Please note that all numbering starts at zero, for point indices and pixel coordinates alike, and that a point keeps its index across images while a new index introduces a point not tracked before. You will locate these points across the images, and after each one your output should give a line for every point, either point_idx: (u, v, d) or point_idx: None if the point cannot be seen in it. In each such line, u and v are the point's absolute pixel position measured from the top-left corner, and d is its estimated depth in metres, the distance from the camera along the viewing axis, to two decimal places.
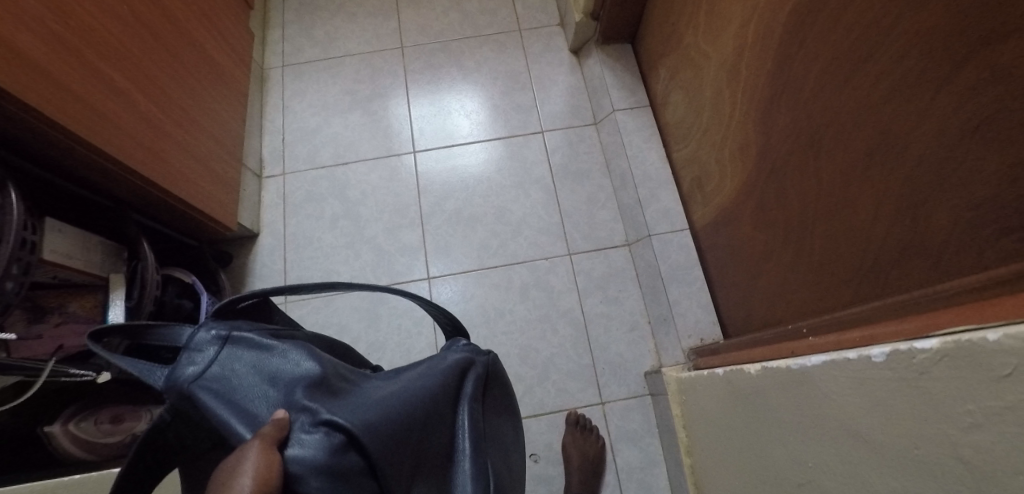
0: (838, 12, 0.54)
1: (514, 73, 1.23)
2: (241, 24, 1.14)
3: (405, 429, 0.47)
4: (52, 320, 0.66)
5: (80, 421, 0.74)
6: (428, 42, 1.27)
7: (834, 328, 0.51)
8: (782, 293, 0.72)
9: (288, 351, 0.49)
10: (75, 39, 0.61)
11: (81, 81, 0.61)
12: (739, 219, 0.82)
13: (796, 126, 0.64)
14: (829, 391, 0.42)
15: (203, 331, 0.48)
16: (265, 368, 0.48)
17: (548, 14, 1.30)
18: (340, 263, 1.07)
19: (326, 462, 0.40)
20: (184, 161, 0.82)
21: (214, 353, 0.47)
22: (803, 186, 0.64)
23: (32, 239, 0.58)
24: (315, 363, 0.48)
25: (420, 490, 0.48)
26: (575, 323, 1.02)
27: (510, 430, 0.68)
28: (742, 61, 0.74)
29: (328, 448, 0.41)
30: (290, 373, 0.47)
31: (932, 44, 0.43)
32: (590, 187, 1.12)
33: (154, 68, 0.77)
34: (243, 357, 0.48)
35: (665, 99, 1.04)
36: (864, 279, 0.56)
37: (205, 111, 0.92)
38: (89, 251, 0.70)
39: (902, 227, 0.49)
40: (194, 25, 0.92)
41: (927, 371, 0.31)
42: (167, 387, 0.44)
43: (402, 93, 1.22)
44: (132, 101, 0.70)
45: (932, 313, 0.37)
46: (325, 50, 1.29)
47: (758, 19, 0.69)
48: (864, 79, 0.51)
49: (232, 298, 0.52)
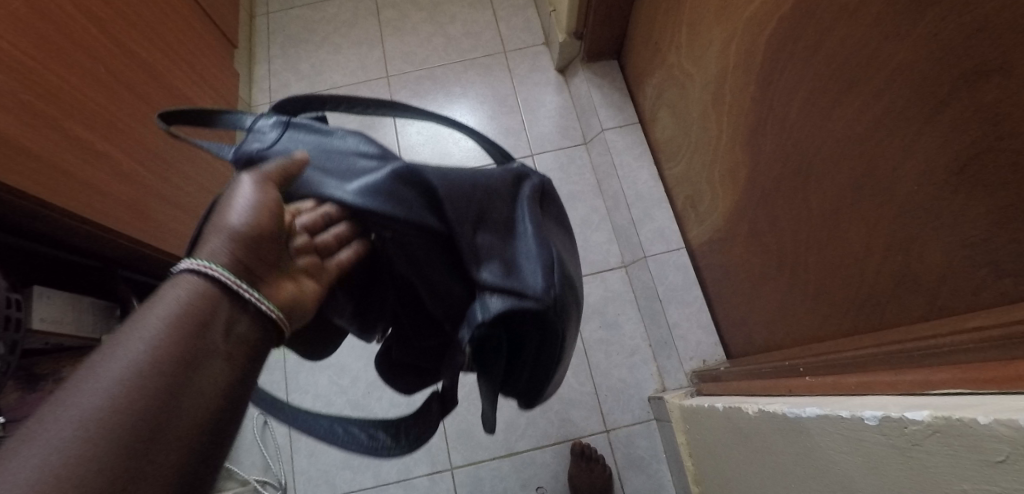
0: (818, 39, 0.52)
1: (501, 96, 1.22)
2: (224, 65, 1.15)
3: (460, 185, 0.44)
4: (46, 387, 0.68)
5: None
6: (413, 70, 1.27)
7: (832, 371, 0.50)
8: (779, 319, 0.72)
9: (343, 135, 0.47)
10: (44, 105, 0.62)
11: (56, 149, 0.62)
12: (732, 241, 0.81)
13: (784, 151, 0.62)
14: (824, 446, 0.42)
15: (265, 118, 0.50)
16: (322, 148, 0.47)
17: (532, 33, 1.29)
18: None
19: (384, 191, 0.41)
20: (166, 212, 0.83)
21: (276, 136, 0.49)
22: (794, 210, 0.63)
23: (17, 315, 0.58)
24: (368, 144, 0.46)
25: (484, 243, 0.44)
26: (575, 350, 1.02)
27: (569, 250, 0.59)
28: (725, 84, 0.74)
29: (374, 182, 0.42)
30: (344, 151, 0.46)
31: (910, 82, 0.42)
32: (583, 209, 1.11)
33: (129, 121, 0.78)
34: (301, 139, 0.48)
35: (653, 116, 1.03)
36: (862, 313, 0.55)
37: (188, 157, 0.93)
38: (78, 314, 0.71)
39: (896, 263, 0.49)
40: (172, 75, 0.93)
41: (919, 443, 0.31)
42: (236, 157, 0.48)
43: (391, 123, 1.22)
44: (108, 158, 0.71)
45: (926, 370, 0.37)
46: (311, 83, 1.28)
47: (737, 43, 0.69)
48: (849, 106, 0.50)
49: (287, 99, 0.53)
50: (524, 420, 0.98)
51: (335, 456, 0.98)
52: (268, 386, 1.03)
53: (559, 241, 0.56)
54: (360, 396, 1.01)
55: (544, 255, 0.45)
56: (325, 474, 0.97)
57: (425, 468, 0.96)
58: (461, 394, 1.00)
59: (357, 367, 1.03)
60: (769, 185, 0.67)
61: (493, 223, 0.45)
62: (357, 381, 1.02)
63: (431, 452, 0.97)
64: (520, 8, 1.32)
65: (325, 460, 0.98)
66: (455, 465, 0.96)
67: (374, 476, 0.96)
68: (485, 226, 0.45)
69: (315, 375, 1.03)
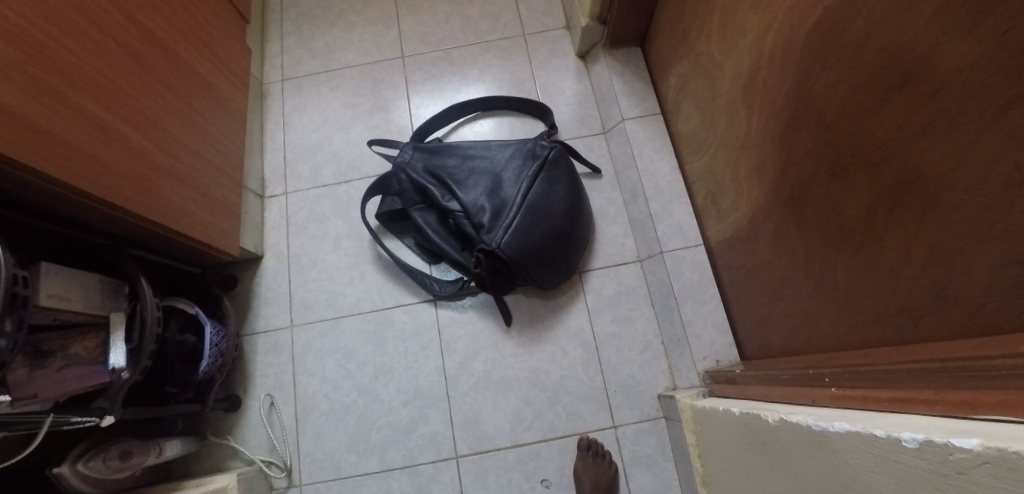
0: (866, 33, 0.49)
1: (518, 81, 1.19)
2: (236, 40, 1.12)
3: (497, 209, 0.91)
4: (54, 364, 0.68)
5: (88, 461, 0.75)
6: (430, 51, 1.24)
7: (860, 383, 0.49)
8: (801, 323, 0.70)
9: (450, 171, 0.96)
10: (52, 78, 0.60)
11: (63, 123, 0.61)
12: (755, 241, 0.79)
13: (820, 151, 0.60)
14: (853, 464, 0.40)
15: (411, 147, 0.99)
16: (438, 173, 0.96)
17: (553, 17, 1.25)
18: (344, 284, 1.07)
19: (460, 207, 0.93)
20: (176, 191, 0.82)
21: (415, 157, 0.98)
22: (825, 213, 0.61)
23: (23, 293, 0.58)
24: (456, 183, 0.94)
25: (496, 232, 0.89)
26: (585, 343, 1.00)
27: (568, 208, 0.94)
28: (759, 75, 0.71)
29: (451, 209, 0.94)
30: (447, 180, 0.95)
31: (970, 81, 0.39)
32: (598, 201, 1.09)
33: (139, 96, 0.76)
34: (428, 161, 0.97)
35: (676, 107, 1.00)
36: (894, 322, 0.53)
37: (198, 135, 0.91)
38: (86, 291, 0.73)
39: (936, 275, 0.46)
40: (184, 49, 0.91)
41: (964, 472, 0.28)
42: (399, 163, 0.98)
43: (405, 104, 1.19)
44: (118, 135, 0.70)
45: (968, 392, 0.35)
46: (325, 62, 1.26)
47: (776, 32, 0.65)
48: (897, 108, 0.47)
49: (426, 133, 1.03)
50: (531, 412, 0.97)
51: (341, 439, 0.98)
52: (275, 368, 1.03)
53: (556, 209, 0.93)
54: (366, 382, 1.01)
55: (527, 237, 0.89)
56: (330, 457, 0.97)
57: (430, 455, 0.96)
58: (469, 384, 0.99)
59: (364, 353, 1.02)
60: (801, 184, 0.65)
61: (500, 221, 0.90)
62: (364, 366, 1.02)
63: (437, 441, 0.97)
64: None
65: (331, 443, 0.98)
66: (460, 453, 0.96)
67: (380, 462, 0.96)
68: (498, 223, 0.90)
69: (322, 358, 1.03)
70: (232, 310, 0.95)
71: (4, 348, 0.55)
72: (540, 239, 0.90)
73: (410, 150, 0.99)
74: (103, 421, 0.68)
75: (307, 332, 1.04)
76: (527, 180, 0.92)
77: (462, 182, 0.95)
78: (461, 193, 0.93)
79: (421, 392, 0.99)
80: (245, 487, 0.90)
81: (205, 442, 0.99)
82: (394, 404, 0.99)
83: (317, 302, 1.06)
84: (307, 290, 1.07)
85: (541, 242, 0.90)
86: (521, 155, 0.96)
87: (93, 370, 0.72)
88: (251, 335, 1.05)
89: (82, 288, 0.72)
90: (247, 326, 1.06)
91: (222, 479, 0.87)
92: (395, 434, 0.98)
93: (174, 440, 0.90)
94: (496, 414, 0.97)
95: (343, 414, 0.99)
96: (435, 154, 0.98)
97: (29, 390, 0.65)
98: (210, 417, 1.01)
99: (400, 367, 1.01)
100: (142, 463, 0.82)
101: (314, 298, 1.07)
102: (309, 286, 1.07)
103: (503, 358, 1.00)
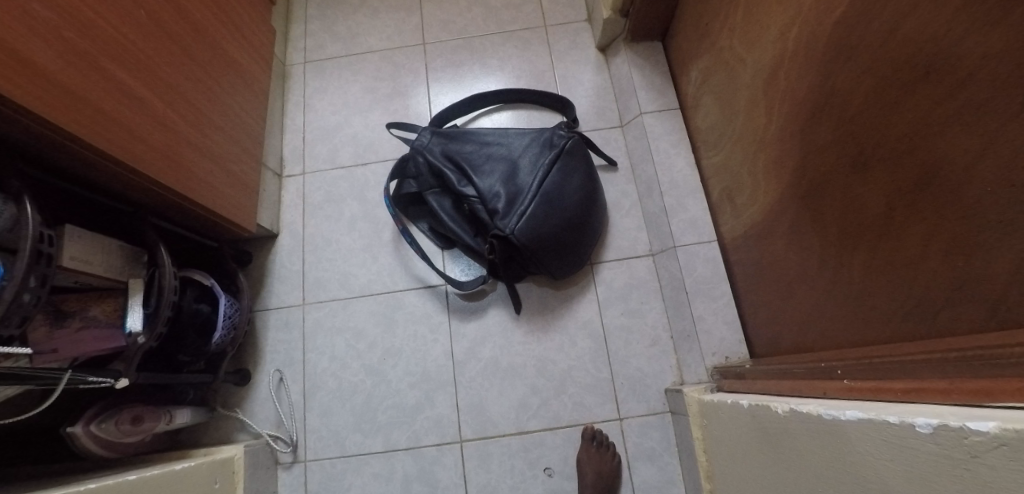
0: (893, 24, 0.48)
1: (538, 72, 1.19)
2: (262, 20, 1.14)
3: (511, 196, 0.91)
4: (73, 325, 0.70)
5: (101, 422, 0.77)
6: (451, 39, 1.24)
7: (874, 375, 0.48)
8: (814, 319, 0.70)
9: (466, 156, 0.97)
10: (87, 45, 0.62)
11: (93, 87, 0.62)
12: (770, 238, 0.79)
13: (841, 145, 0.59)
14: (864, 452, 0.40)
15: (429, 131, 0.99)
16: (453, 158, 0.96)
17: (576, 9, 1.25)
18: (357, 265, 1.08)
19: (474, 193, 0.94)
20: (199, 163, 0.84)
21: (432, 141, 0.99)
22: (844, 207, 0.60)
23: (48, 251, 0.60)
24: (472, 168, 0.95)
25: (509, 218, 0.89)
26: (594, 335, 1.00)
27: (584, 192, 0.94)
28: (782, 69, 0.70)
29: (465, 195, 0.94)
30: (463, 165, 0.95)
31: (996, 72, 0.38)
32: (613, 194, 1.09)
33: (167, 68, 0.78)
34: (445, 146, 0.98)
35: (696, 102, 1.00)
36: (909, 317, 0.52)
37: (222, 111, 0.93)
38: (107, 256, 0.75)
39: (955, 269, 0.46)
40: (212, 25, 0.92)
41: (980, 456, 0.28)
42: (417, 146, 0.99)
43: (424, 90, 1.20)
44: (146, 104, 0.72)
45: (983, 380, 0.35)
46: (347, 47, 1.27)
47: (801, 25, 0.65)
48: (921, 100, 0.46)
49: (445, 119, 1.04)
50: (537, 400, 0.97)
51: (347, 418, 0.99)
52: (286, 344, 1.04)
53: (572, 194, 0.93)
54: (374, 362, 1.02)
55: (540, 223, 0.89)
56: (335, 435, 0.98)
57: (435, 438, 0.97)
58: (476, 369, 1.00)
59: (374, 333, 1.03)
60: (819, 178, 0.64)
61: (514, 208, 0.90)
62: (373, 347, 1.03)
63: (442, 424, 0.97)
64: None
65: (337, 421, 0.99)
66: (465, 438, 0.96)
67: (384, 442, 0.97)
68: (512, 210, 0.90)
69: (332, 337, 1.04)
70: (245, 285, 0.97)
71: (28, 301, 0.56)
72: (554, 223, 0.91)
73: (428, 134, 0.99)
74: (117, 382, 0.69)
75: (318, 310, 1.06)
76: (543, 168, 0.92)
77: (477, 168, 0.95)
78: (476, 179, 0.94)
79: (429, 375, 1.00)
80: (252, 460, 0.91)
81: (214, 414, 1.00)
82: (401, 386, 1.00)
83: (330, 281, 1.07)
84: (320, 269, 1.08)
85: (554, 226, 0.91)
86: (538, 143, 0.96)
87: (110, 333, 0.74)
88: (263, 311, 1.06)
89: (103, 253, 0.74)
90: (260, 302, 1.07)
91: (230, 449, 0.88)
92: (401, 416, 0.98)
93: (185, 408, 0.91)
94: (502, 401, 0.98)
95: (350, 393, 1.00)
96: (452, 140, 0.99)
97: (49, 345, 0.68)
98: (220, 390, 1.03)
99: (408, 350, 1.02)
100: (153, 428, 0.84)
101: (326, 277, 1.08)
102: (323, 266, 1.09)
103: (511, 345, 1.00)
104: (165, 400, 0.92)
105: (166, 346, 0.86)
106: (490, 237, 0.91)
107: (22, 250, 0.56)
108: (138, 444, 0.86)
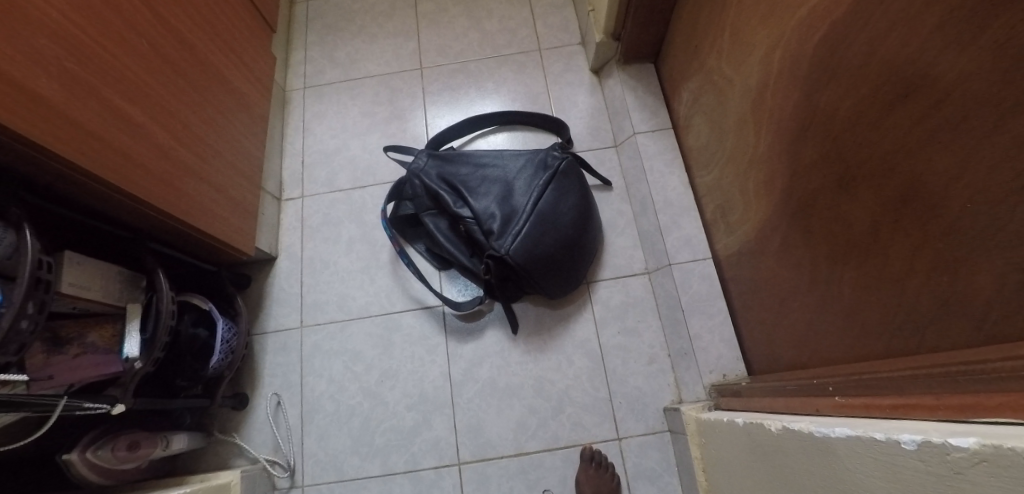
0: (872, 46, 0.50)
1: (533, 94, 1.22)
2: (262, 47, 1.17)
3: (507, 216, 0.93)
4: (71, 351, 0.71)
5: (97, 449, 0.77)
6: (447, 63, 1.27)
7: (863, 391, 0.49)
8: (807, 337, 0.70)
9: (463, 177, 0.98)
10: (89, 77, 0.64)
11: (93, 117, 0.64)
12: (762, 256, 0.80)
13: (826, 164, 0.60)
14: (854, 470, 0.40)
15: (426, 154, 1.01)
16: (449, 180, 0.98)
17: (569, 33, 1.28)
18: (355, 287, 1.09)
19: (470, 214, 0.95)
20: (199, 189, 0.85)
21: (428, 164, 1.00)
22: (831, 224, 0.61)
23: (47, 277, 0.61)
24: (471, 189, 0.96)
25: (505, 238, 0.90)
26: (591, 354, 1.00)
27: (577, 207, 0.96)
28: (768, 90, 0.72)
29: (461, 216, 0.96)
30: (460, 187, 0.96)
31: (971, 92, 0.39)
32: (608, 213, 1.10)
33: (169, 97, 0.80)
34: (442, 168, 0.99)
35: (687, 122, 1.02)
36: (897, 334, 0.53)
37: (222, 136, 0.95)
38: (106, 282, 0.76)
39: (940, 284, 0.46)
40: (212, 53, 0.95)
41: (964, 472, 0.28)
42: (414, 169, 1.00)
43: (421, 113, 1.23)
44: (146, 133, 0.74)
45: (969, 396, 0.35)
46: (346, 72, 1.30)
47: (784, 48, 0.67)
48: (899, 121, 0.48)
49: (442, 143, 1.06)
50: (535, 421, 0.97)
51: (345, 442, 0.98)
52: (283, 367, 1.04)
53: (565, 210, 0.94)
54: (372, 385, 1.02)
55: (534, 240, 0.90)
56: (333, 459, 0.98)
57: (433, 461, 0.96)
58: (474, 390, 0.99)
59: (371, 355, 1.03)
60: (807, 196, 0.65)
61: (510, 228, 0.91)
62: (370, 369, 1.03)
63: (440, 446, 0.97)
64: (558, 7, 1.32)
65: (335, 445, 0.98)
66: (463, 460, 0.95)
67: (382, 465, 0.96)
68: (507, 229, 0.91)
69: (329, 359, 1.04)
70: (243, 308, 0.98)
71: (26, 328, 0.56)
72: (548, 240, 0.91)
73: (425, 157, 1.01)
74: (114, 408, 0.69)
75: (316, 333, 1.06)
76: (538, 189, 0.94)
77: (474, 189, 0.96)
78: (473, 199, 0.95)
79: (426, 397, 1.00)
80: (248, 485, 0.90)
81: (212, 438, 1.00)
82: (399, 408, 1.00)
83: (328, 304, 1.08)
84: (318, 291, 1.09)
85: (548, 243, 0.91)
86: (533, 165, 0.98)
87: (107, 359, 0.74)
88: (261, 334, 1.06)
89: (102, 278, 0.75)
90: (258, 326, 1.07)
91: (226, 475, 0.88)
92: (398, 438, 0.98)
93: (182, 433, 0.92)
94: (500, 421, 0.97)
95: (347, 416, 1.00)
96: (448, 162, 1.00)
97: (47, 371, 0.68)
98: (218, 414, 1.02)
99: (406, 371, 1.02)
100: (150, 454, 0.84)
101: (324, 299, 1.08)
102: (321, 288, 1.09)
103: (508, 365, 1.00)
104: (161, 426, 0.92)
105: (162, 371, 0.86)
106: (485, 258, 0.92)
107: (20, 277, 0.57)
108: (133, 471, 0.85)
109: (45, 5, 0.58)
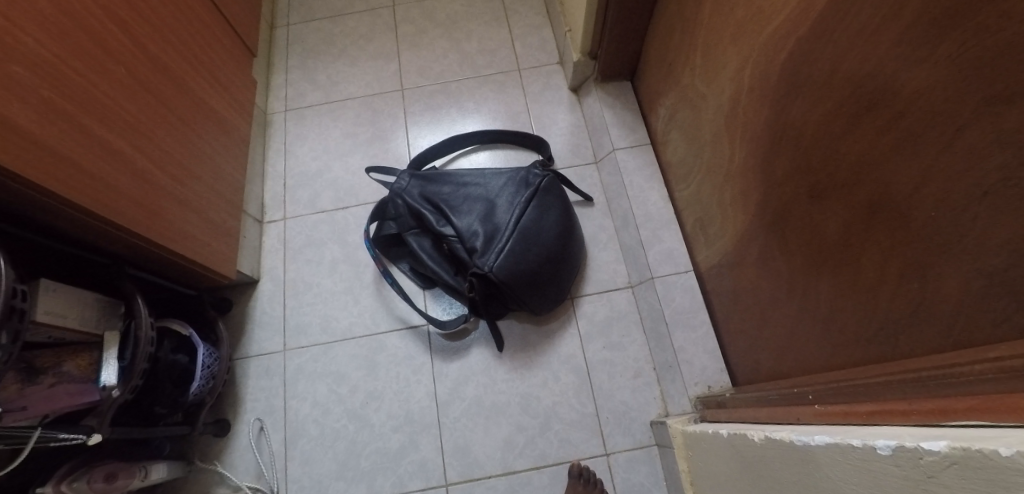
0: (836, 62, 0.52)
1: (513, 113, 1.24)
2: (242, 71, 1.18)
3: (490, 234, 0.94)
4: (46, 381, 0.69)
5: (73, 481, 0.74)
6: (428, 84, 1.30)
7: (843, 399, 0.49)
8: (787, 346, 0.71)
9: (445, 196, 0.99)
10: (67, 105, 0.64)
11: (70, 143, 0.64)
12: (741, 267, 0.81)
13: (798, 175, 0.62)
14: (833, 477, 0.40)
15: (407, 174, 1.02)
16: (431, 199, 0.99)
17: (547, 53, 1.31)
18: (338, 308, 1.08)
19: (453, 233, 0.95)
20: (180, 214, 0.86)
21: (410, 183, 1.01)
22: (805, 233, 0.63)
23: (21, 306, 0.60)
24: (456, 207, 0.97)
25: (489, 254, 0.91)
26: (577, 369, 1.00)
27: (557, 222, 0.97)
28: (739, 105, 0.74)
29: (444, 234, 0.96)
30: (442, 206, 0.97)
31: (930, 104, 0.41)
32: (590, 228, 1.12)
33: (149, 122, 0.81)
34: (423, 187, 1.00)
35: (665, 137, 1.04)
36: (873, 341, 0.53)
37: (203, 161, 0.96)
38: (83, 309, 0.75)
39: (911, 290, 0.47)
40: (192, 78, 0.96)
41: (936, 476, 0.28)
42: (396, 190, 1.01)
43: (403, 134, 1.24)
44: (125, 158, 0.74)
45: (943, 400, 0.36)
46: (327, 94, 1.32)
47: (753, 65, 0.69)
48: (864, 133, 0.49)
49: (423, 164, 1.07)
50: (522, 438, 0.96)
51: (330, 466, 0.97)
52: (267, 392, 1.02)
53: (546, 226, 0.95)
54: (357, 406, 1.00)
55: (516, 255, 0.91)
56: (318, 484, 0.96)
57: (420, 482, 0.94)
58: (460, 409, 0.99)
59: (356, 377, 1.02)
60: (782, 207, 0.67)
61: (494, 244, 0.92)
62: (355, 390, 1.02)
63: (427, 468, 0.95)
64: (536, 28, 1.35)
65: (320, 469, 0.97)
66: (450, 481, 0.94)
67: (367, 489, 0.95)
68: (490, 246, 0.92)
69: (313, 382, 1.03)
70: (225, 333, 0.97)
71: None
72: (530, 255, 0.92)
73: (406, 177, 1.02)
74: (90, 439, 0.68)
75: (299, 356, 1.05)
76: (520, 206, 0.95)
77: (458, 207, 0.97)
78: (456, 217, 0.96)
79: (413, 417, 0.99)
80: None
81: (193, 467, 0.97)
82: (385, 430, 0.98)
83: (312, 325, 1.07)
84: (302, 314, 1.08)
85: (530, 258, 0.92)
86: (514, 183, 0.99)
87: (84, 388, 0.73)
88: (244, 359, 1.05)
89: (79, 306, 0.74)
90: (240, 350, 1.06)
91: None
92: (384, 461, 0.96)
93: (160, 462, 0.90)
94: (487, 441, 0.96)
95: (332, 440, 0.98)
96: (430, 181, 1.01)
97: (19, 402, 0.66)
98: (200, 442, 1.00)
99: (391, 392, 1.01)
100: (127, 485, 0.82)
101: (308, 321, 1.08)
102: (304, 310, 1.09)
103: (494, 383, 1.00)
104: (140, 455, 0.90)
105: (141, 399, 0.85)
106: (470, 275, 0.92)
107: None
108: None
109: (22, 34, 0.58)
